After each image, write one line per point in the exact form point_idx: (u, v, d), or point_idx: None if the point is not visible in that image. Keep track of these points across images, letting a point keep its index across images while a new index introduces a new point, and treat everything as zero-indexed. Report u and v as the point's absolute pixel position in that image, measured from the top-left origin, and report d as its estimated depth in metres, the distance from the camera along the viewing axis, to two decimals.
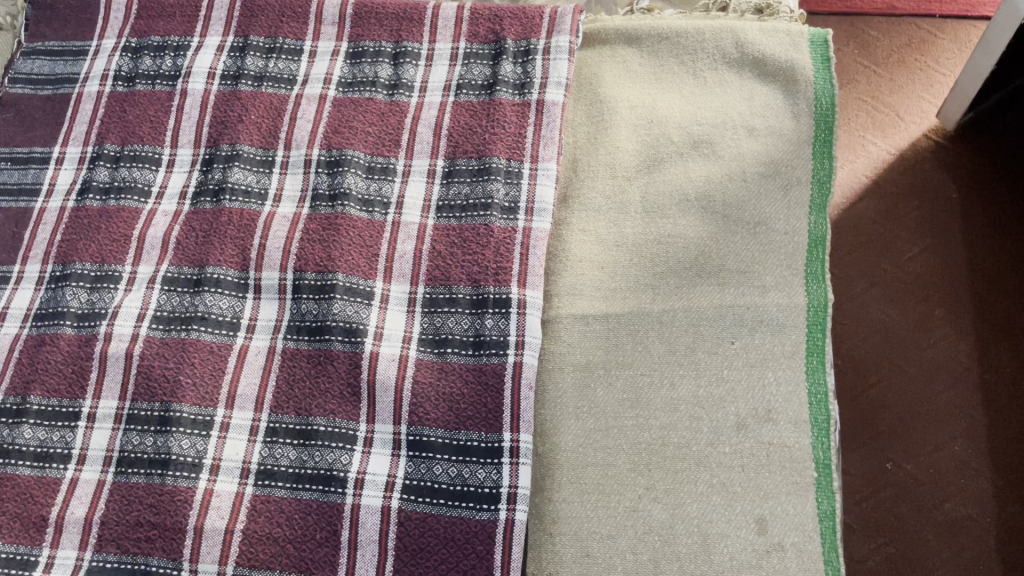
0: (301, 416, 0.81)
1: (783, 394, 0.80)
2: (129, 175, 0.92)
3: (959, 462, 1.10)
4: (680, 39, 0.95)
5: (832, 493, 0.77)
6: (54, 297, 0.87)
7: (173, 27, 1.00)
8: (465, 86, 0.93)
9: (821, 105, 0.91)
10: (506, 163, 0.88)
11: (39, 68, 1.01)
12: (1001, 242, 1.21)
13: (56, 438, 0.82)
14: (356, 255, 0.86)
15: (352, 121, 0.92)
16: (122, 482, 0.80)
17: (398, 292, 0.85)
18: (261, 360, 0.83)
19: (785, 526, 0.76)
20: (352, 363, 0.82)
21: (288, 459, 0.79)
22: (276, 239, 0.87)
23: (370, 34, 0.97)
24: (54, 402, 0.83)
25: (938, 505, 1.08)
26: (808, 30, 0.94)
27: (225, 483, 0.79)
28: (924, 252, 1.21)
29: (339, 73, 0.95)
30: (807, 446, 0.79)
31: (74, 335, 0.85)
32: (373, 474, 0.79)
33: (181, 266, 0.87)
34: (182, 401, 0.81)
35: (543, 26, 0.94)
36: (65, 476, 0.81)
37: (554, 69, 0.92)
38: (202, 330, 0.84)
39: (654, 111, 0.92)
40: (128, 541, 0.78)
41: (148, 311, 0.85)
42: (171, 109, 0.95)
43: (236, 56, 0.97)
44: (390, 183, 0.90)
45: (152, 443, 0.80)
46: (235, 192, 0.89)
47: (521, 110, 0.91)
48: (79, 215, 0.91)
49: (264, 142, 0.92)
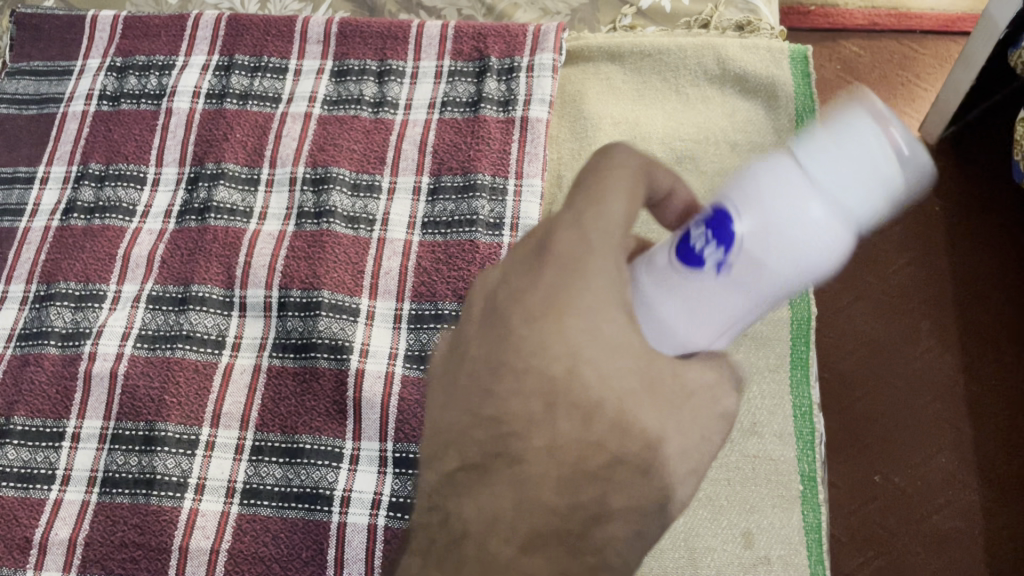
0: (287, 433, 0.80)
1: (768, 407, 0.81)
2: (114, 194, 0.92)
3: (947, 474, 1.10)
4: (663, 56, 0.95)
5: (818, 506, 0.77)
6: (38, 317, 0.87)
7: (158, 46, 1.00)
8: (451, 103, 0.94)
9: (803, 120, 0.92)
10: (491, 179, 0.89)
11: (25, 88, 1.00)
12: (986, 251, 1.21)
13: (41, 459, 0.82)
14: (341, 272, 0.86)
15: (338, 139, 0.92)
16: (106, 502, 0.79)
17: (384, 309, 0.85)
18: (246, 379, 0.83)
19: (772, 539, 0.76)
20: (338, 381, 0.81)
21: (274, 477, 0.79)
22: (261, 256, 0.87)
23: (355, 52, 0.97)
24: (39, 423, 0.83)
25: (927, 517, 1.08)
26: (789, 47, 0.94)
27: (210, 503, 0.79)
28: (910, 265, 1.21)
29: (324, 91, 0.96)
30: (793, 458, 0.79)
31: (59, 356, 0.85)
32: (360, 492, 0.79)
33: (167, 285, 0.87)
34: (167, 420, 0.81)
35: (527, 44, 0.94)
36: (49, 496, 0.80)
37: (538, 87, 0.92)
38: (187, 349, 0.84)
39: (638, 128, 0.93)
40: (113, 562, 0.77)
41: (133, 330, 0.85)
42: (157, 128, 0.95)
43: (221, 75, 0.97)
44: (376, 201, 0.90)
45: (137, 463, 0.80)
46: (221, 210, 0.90)
47: (505, 127, 0.91)
48: (64, 234, 0.91)
49: (249, 160, 0.93)
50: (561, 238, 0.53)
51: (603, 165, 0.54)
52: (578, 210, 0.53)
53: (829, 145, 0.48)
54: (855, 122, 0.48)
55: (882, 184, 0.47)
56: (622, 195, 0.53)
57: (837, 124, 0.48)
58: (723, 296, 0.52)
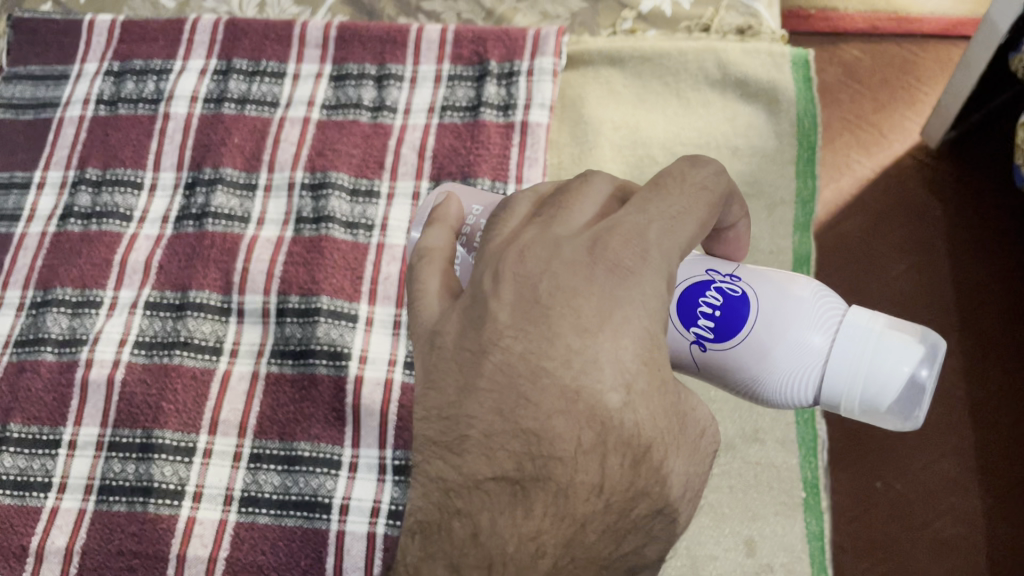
0: (285, 440, 0.80)
1: (770, 413, 0.80)
2: (111, 200, 0.92)
3: (951, 481, 1.01)
4: (663, 60, 0.95)
5: (821, 514, 0.76)
6: (35, 324, 0.86)
7: (156, 50, 0.99)
8: (450, 108, 0.93)
9: (804, 125, 0.91)
10: (491, 184, 0.88)
11: (22, 92, 1.00)
12: (992, 245, 1.10)
13: (37, 466, 0.81)
14: (340, 278, 0.85)
15: (336, 144, 0.92)
16: (103, 511, 0.79)
17: (383, 314, 0.84)
18: (244, 385, 0.82)
19: (775, 546, 0.76)
20: (337, 387, 0.81)
21: (272, 485, 0.79)
22: (259, 262, 0.86)
23: (354, 56, 0.97)
24: (35, 430, 0.82)
25: (928, 525, 0.99)
26: (790, 50, 0.93)
27: (208, 511, 0.78)
28: (912, 266, 1.10)
29: (323, 95, 0.95)
30: (795, 465, 0.78)
31: (55, 362, 0.84)
32: (359, 500, 0.78)
33: (164, 291, 0.87)
34: (165, 427, 0.80)
35: (527, 48, 0.94)
36: (45, 504, 0.80)
37: (538, 91, 0.92)
38: (184, 355, 0.83)
39: (639, 133, 0.93)
40: (110, 570, 0.77)
41: (130, 337, 0.84)
42: (154, 133, 0.95)
43: (219, 80, 0.97)
44: (375, 206, 0.89)
45: (134, 470, 0.79)
46: (219, 215, 0.89)
47: (505, 132, 0.90)
48: (61, 240, 0.90)
49: (247, 165, 0.92)
50: (624, 223, 0.42)
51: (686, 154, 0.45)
52: (649, 195, 0.43)
53: (866, 352, 0.49)
54: (904, 351, 0.49)
55: (861, 406, 0.50)
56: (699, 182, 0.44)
57: (887, 344, 0.49)
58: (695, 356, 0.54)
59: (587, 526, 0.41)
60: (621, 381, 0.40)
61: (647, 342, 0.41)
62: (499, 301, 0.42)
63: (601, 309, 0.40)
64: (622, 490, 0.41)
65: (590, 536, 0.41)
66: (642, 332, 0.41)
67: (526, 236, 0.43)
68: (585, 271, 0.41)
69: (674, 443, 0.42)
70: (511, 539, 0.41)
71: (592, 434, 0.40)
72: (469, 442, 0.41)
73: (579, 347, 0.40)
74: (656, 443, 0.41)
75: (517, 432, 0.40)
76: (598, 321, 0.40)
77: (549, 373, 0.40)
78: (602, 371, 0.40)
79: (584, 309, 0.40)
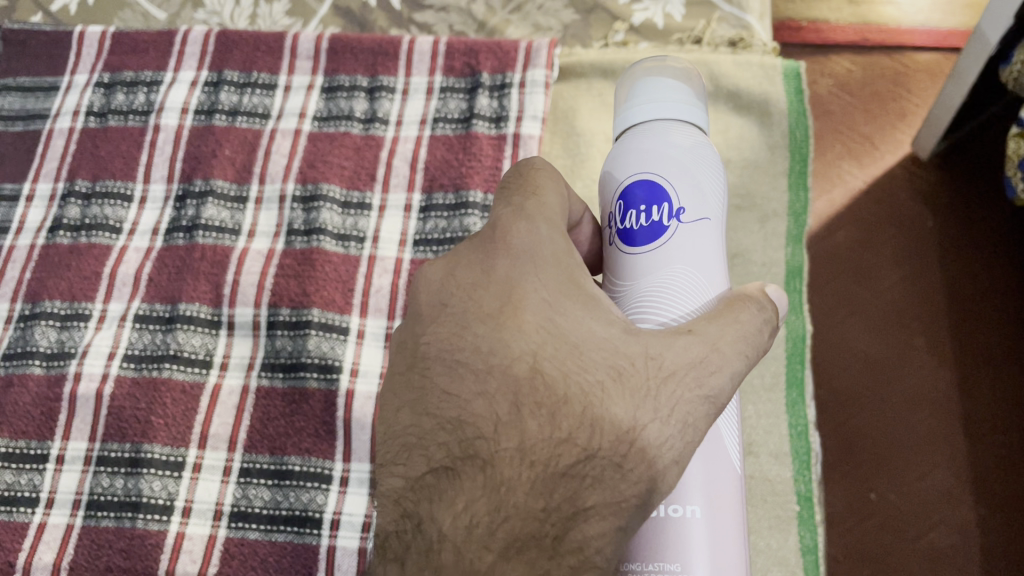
0: (275, 455, 0.79)
1: (763, 426, 0.80)
2: (101, 212, 0.91)
3: (941, 494, 1.00)
4: None
5: (815, 527, 0.76)
6: (23, 337, 0.86)
7: (147, 62, 0.98)
8: (442, 120, 0.93)
9: (796, 138, 0.92)
10: (483, 197, 0.87)
11: (10, 104, 0.99)
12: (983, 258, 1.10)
13: (24, 481, 0.80)
14: (330, 290, 0.85)
15: (328, 156, 0.91)
16: (91, 526, 0.78)
17: (375, 327, 0.84)
18: (235, 399, 0.82)
19: (768, 560, 0.75)
20: (328, 401, 0.80)
21: (262, 499, 0.78)
22: (250, 275, 0.86)
23: (346, 68, 0.96)
24: (23, 444, 0.81)
25: (921, 536, 0.98)
26: (781, 63, 0.94)
27: (197, 526, 0.78)
28: (904, 279, 1.10)
29: (314, 107, 0.95)
30: (789, 478, 0.78)
31: (43, 376, 0.83)
32: (350, 514, 0.77)
33: (154, 304, 0.86)
34: (153, 442, 0.80)
35: (519, 61, 0.94)
36: (32, 520, 0.79)
37: (530, 103, 0.91)
38: (174, 369, 0.82)
39: None
40: None
41: (119, 350, 0.84)
42: (144, 145, 0.94)
43: (210, 91, 0.96)
44: (366, 218, 0.89)
45: (123, 485, 0.79)
46: (209, 227, 0.88)
47: (497, 144, 0.90)
48: (50, 252, 0.89)
49: (238, 178, 0.91)
50: (508, 227, 0.51)
51: (527, 169, 0.55)
52: (523, 202, 0.53)
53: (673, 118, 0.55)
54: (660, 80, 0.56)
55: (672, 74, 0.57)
56: (556, 193, 0.54)
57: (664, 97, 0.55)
58: (694, 251, 0.53)
59: (516, 490, 0.46)
60: (528, 351, 0.48)
61: (548, 311, 0.49)
62: (422, 323, 0.51)
63: (501, 296, 0.49)
64: (545, 445, 0.46)
65: (519, 495, 0.46)
66: (542, 303, 0.49)
67: (436, 270, 0.52)
68: (482, 276, 0.50)
69: (609, 384, 0.47)
70: (449, 520, 0.47)
71: (508, 403, 0.47)
72: (411, 449, 0.50)
73: (484, 335, 0.49)
74: (574, 395, 0.47)
75: (445, 424, 0.48)
76: (498, 311, 0.49)
77: (465, 363, 0.48)
78: (507, 346, 0.48)
79: (485, 303, 0.49)
